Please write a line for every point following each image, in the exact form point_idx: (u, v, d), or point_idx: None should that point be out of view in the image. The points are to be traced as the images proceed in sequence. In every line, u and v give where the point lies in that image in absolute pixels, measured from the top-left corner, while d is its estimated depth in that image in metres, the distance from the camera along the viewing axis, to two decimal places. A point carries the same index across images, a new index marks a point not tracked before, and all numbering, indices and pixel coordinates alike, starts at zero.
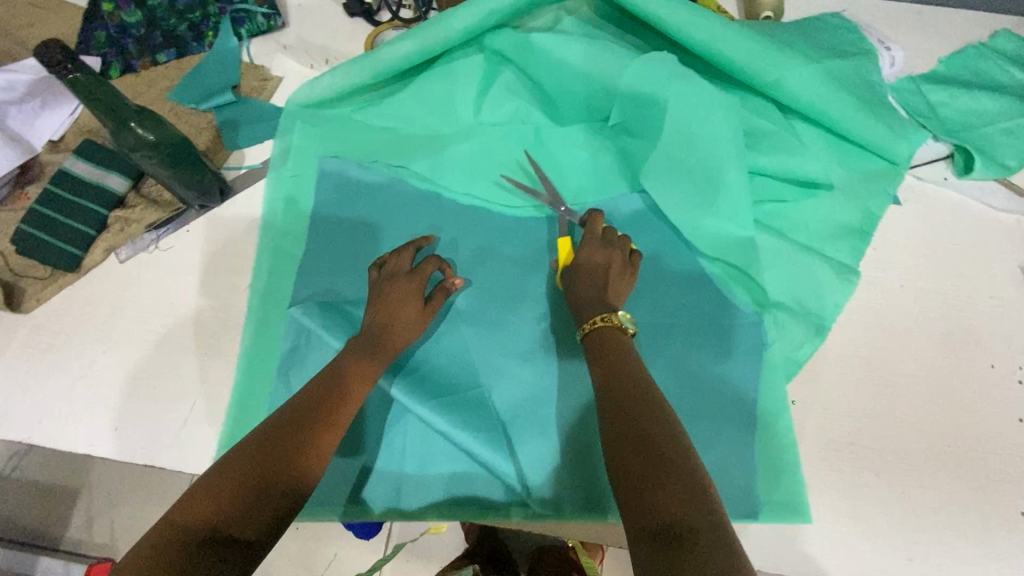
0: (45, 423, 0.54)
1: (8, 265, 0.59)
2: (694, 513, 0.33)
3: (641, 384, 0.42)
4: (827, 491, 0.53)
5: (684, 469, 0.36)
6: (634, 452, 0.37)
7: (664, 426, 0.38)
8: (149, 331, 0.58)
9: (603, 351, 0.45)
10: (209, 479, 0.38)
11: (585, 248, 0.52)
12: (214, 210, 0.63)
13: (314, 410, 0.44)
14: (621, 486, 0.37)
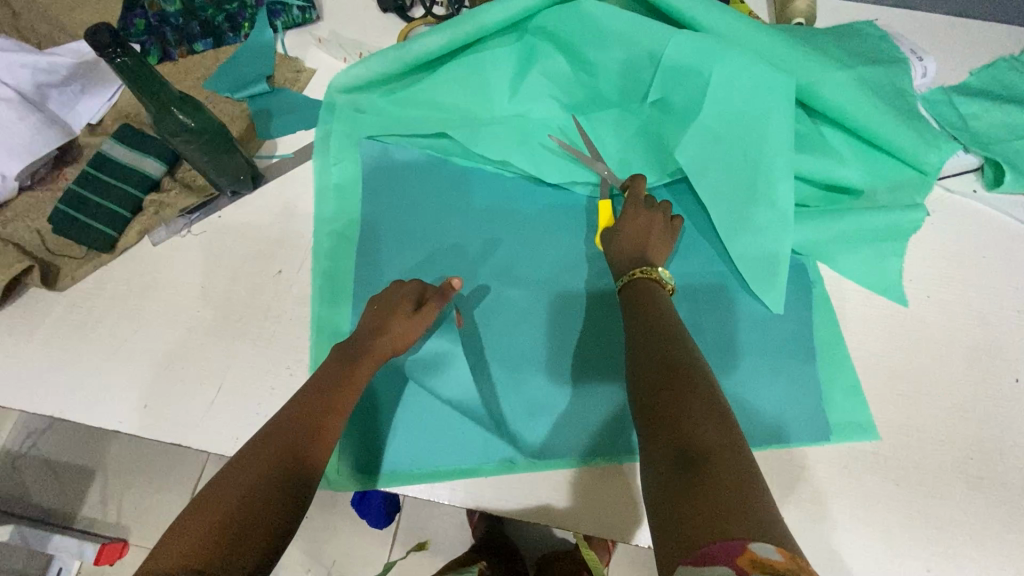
0: (74, 399, 0.56)
1: (44, 243, 0.61)
2: (713, 438, 0.37)
3: (668, 328, 0.46)
4: (848, 498, 0.52)
5: (703, 400, 0.39)
6: (660, 384, 0.41)
7: (686, 363, 0.42)
8: (180, 312, 0.59)
9: (639, 300, 0.50)
10: (192, 522, 0.38)
11: (629, 209, 0.56)
12: (247, 197, 0.64)
13: (302, 434, 0.45)
14: (647, 414, 0.41)
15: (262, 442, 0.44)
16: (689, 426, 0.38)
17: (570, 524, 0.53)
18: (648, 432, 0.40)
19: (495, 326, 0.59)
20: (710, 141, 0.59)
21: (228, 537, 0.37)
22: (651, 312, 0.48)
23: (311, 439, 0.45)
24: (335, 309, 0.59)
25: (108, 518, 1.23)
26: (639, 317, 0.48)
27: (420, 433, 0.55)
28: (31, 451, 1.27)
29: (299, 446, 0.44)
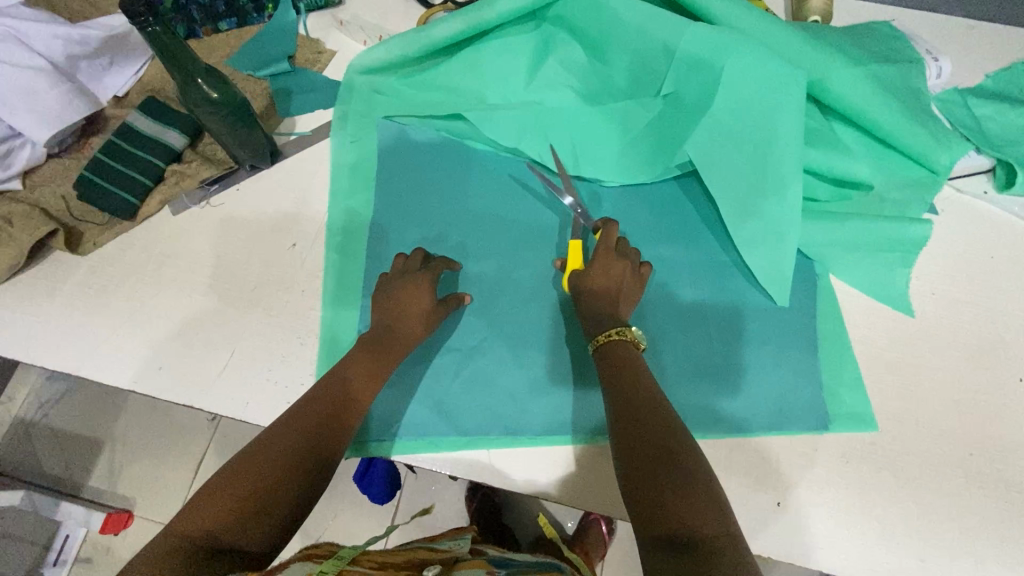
0: (93, 358, 0.57)
1: (68, 208, 0.62)
2: (711, 521, 0.40)
3: (657, 403, 0.48)
4: (846, 487, 0.53)
5: (698, 478, 0.43)
6: (654, 459, 0.44)
7: (678, 439, 0.45)
8: (196, 280, 0.60)
9: (616, 366, 0.50)
10: (215, 493, 0.43)
11: (599, 259, 0.56)
12: (264, 171, 0.65)
13: (319, 429, 0.48)
14: (645, 490, 0.43)
15: (282, 428, 0.48)
16: (688, 512, 0.40)
17: (568, 498, 0.54)
18: (648, 519, 0.41)
19: (502, 308, 0.60)
20: (720, 138, 0.59)
21: (246, 517, 0.43)
22: (631, 381, 0.49)
23: (327, 431, 0.48)
24: (347, 283, 0.60)
25: (114, 488, 1.26)
26: (624, 386, 0.49)
27: (425, 402, 0.56)
28: (42, 421, 1.30)
29: (313, 439, 0.48)
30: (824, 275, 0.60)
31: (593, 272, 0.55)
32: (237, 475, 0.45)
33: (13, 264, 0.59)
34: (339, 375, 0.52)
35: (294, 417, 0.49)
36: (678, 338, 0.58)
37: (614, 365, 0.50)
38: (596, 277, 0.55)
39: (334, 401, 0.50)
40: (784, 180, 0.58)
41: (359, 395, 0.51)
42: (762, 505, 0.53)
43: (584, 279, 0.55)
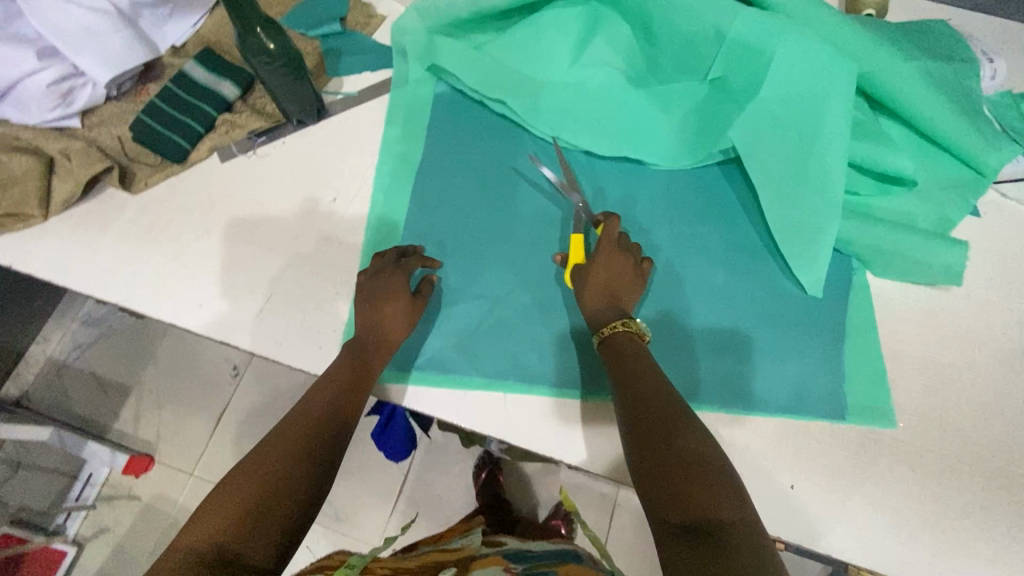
0: (138, 291, 0.60)
1: (123, 149, 0.65)
2: (728, 508, 0.41)
3: (660, 388, 0.49)
4: (862, 476, 0.53)
5: (711, 462, 0.44)
6: (668, 449, 0.45)
7: (688, 426, 0.47)
8: (239, 226, 0.63)
9: (619, 356, 0.51)
10: (221, 503, 0.45)
11: (602, 253, 0.56)
12: (311, 127, 0.67)
13: (315, 435, 0.50)
14: (661, 480, 0.44)
15: (278, 437, 0.50)
16: (705, 500, 0.42)
17: (583, 460, 0.56)
18: (660, 507, 0.43)
19: (532, 272, 0.61)
20: (765, 122, 0.59)
21: (248, 525, 0.44)
22: (635, 369, 0.50)
23: (323, 438, 0.51)
24: (384, 238, 0.62)
25: (138, 433, 1.31)
26: (628, 377, 0.50)
27: (452, 355, 0.58)
28: (75, 362, 1.35)
29: (309, 447, 0.50)
30: (861, 268, 0.60)
31: (596, 266, 0.55)
32: (235, 489, 0.46)
33: (70, 196, 0.61)
34: (333, 379, 0.54)
35: (291, 423, 0.51)
36: (707, 317, 0.59)
37: (617, 356, 0.52)
38: (597, 271, 0.55)
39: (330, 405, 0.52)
40: (829, 169, 0.57)
41: (356, 399, 0.54)
42: (775, 487, 0.54)
43: (587, 274, 0.55)
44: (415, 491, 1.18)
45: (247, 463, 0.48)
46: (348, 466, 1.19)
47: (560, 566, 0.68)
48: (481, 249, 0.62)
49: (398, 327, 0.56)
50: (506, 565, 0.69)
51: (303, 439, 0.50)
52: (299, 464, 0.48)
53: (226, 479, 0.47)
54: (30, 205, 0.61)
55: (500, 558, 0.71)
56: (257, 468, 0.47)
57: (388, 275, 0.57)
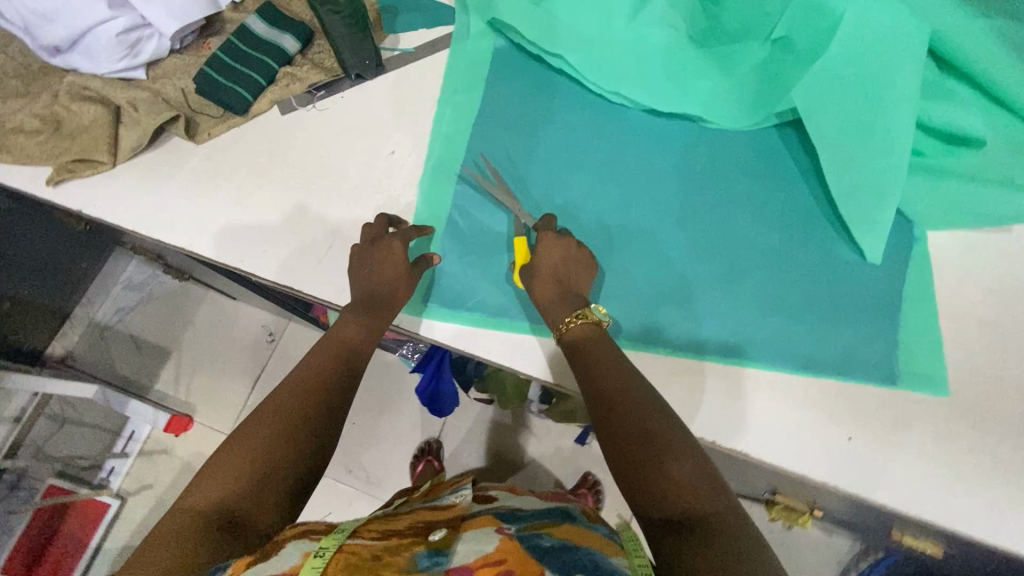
0: (205, 238, 0.62)
1: (186, 100, 0.66)
2: (706, 497, 0.46)
3: (625, 380, 0.52)
4: (920, 431, 0.54)
5: (683, 453, 0.48)
6: (643, 447, 0.49)
7: (660, 419, 0.50)
8: (300, 176, 0.64)
9: (584, 345, 0.54)
10: (221, 473, 0.49)
11: (543, 247, 0.57)
12: (368, 82, 0.68)
13: (307, 402, 0.53)
14: (643, 478, 0.48)
15: (277, 405, 0.53)
16: (686, 494, 0.46)
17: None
18: (646, 503, 0.47)
19: (590, 224, 0.63)
20: (830, 84, 0.58)
21: (251, 492, 0.49)
22: (597, 363, 0.52)
23: (323, 406, 0.54)
24: (442, 190, 0.64)
25: (178, 395, 1.35)
26: (595, 373, 0.52)
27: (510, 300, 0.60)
28: (118, 325, 1.40)
29: (309, 415, 0.53)
30: (922, 237, 0.59)
31: (543, 260, 0.57)
32: (238, 459, 0.50)
33: (138, 144, 0.63)
34: (331, 347, 0.57)
35: (288, 390, 0.54)
36: (759, 275, 0.60)
37: (581, 345, 0.54)
38: (545, 268, 0.57)
39: (329, 372, 0.56)
40: (892, 130, 0.56)
41: (350, 366, 0.57)
42: (834, 439, 0.54)
43: (536, 271, 0.57)
44: (449, 455, 1.21)
45: (246, 431, 0.51)
46: (383, 431, 1.23)
47: (554, 527, 0.56)
48: (535, 205, 0.63)
49: (398, 292, 0.58)
50: (498, 523, 0.58)
51: (300, 406, 0.53)
52: (300, 433, 0.52)
53: (228, 445, 0.51)
54: (100, 151, 0.63)
55: (490, 519, 0.60)
56: (258, 437, 0.51)
57: (385, 243, 0.58)
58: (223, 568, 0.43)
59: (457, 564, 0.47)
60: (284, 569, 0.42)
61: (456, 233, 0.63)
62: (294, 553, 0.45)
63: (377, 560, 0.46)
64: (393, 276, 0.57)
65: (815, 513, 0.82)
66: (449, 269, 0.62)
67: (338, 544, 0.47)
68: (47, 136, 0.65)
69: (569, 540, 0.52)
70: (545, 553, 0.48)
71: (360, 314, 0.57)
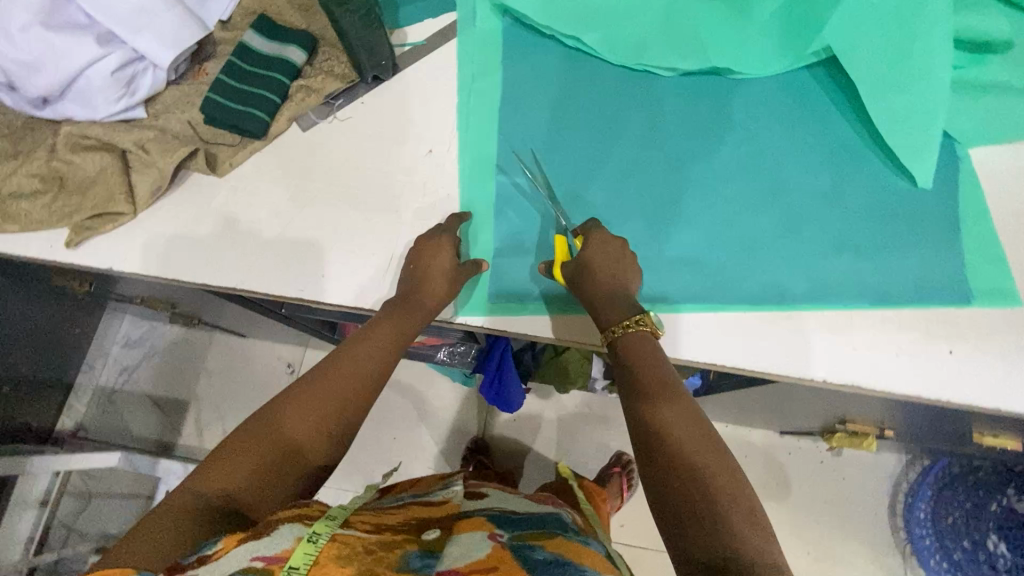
0: (255, 272, 0.59)
1: (197, 132, 0.62)
2: (752, 545, 0.41)
3: (683, 406, 0.50)
4: (1011, 331, 0.55)
5: (736, 494, 0.44)
6: (693, 474, 0.45)
7: (717, 453, 0.47)
8: (339, 191, 0.61)
9: (638, 356, 0.52)
10: (230, 456, 0.49)
11: (593, 247, 0.56)
12: (385, 83, 0.65)
13: (333, 410, 0.52)
14: (686, 507, 0.44)
15: (307, 402, 0.52)
16: (728, 534, 0.42)
17: (746, 360, 0.56)
18: (682, 538, 0.43)
19: (644, 190, 0.61)
20: (858, 15, 0.58)
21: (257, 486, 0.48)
22: (654, 384, 0.51)
23: (348, 415, 0.53)
24: (488, 180, 0.62)
25: (204, 445, 1.30)
26: (648, 391, 0.51)
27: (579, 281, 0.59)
28: (125, 386, 1.34)
29: (336, 422, 0.52)
30: (967, 155, 0.60)
31: (593, 254, 0.55)
32: (252, 450, 0.49)
33: (158, 187, 0.60)
34: (360, 347, 0.55)
35: (322, 387, 0.53)
36: (819, 215, 0.59)
37: (636, 357, 0.52)
38: (601, 266, 0.55)
39: (360, 373, 0.54)
40: (927, 50, 0.57)
41: (377, 376, 0.55)
42: (936, 354, 0.54)
43: (590, 269, 0.54)
44: (502, 449, 1.22)
45: (271, 420, 0.51)
46: (431, 437, 1.23)
47: (550, 538, 0.53)
48: (587, 180, 0.61)
49: (437, 289, 0.56)
50: (491, 528, 0.54)
51: (327, 408, 0.52)
52: (320, 437, 0.51)
53: (248, 430, 0.50)
54: (118, 202, 0.59)
55: (484, 521, 0.56)
56: (281, 430, 0.50)
57: (436, 237, 0.58)
58: (213, 545, 0.42)
59: (449, 568, 0.45)
60: (275, 552, 0.41)
61: (511, 220, 0.61)
62: (285, 537, 0.43)
63: (368, 554, 0.44)
64: (443, 273, 0.56)
65: (883, 433, 0.84)
66: (512, 260, 0.60)
67: (331, 533, 0.45)
68: (53, 195, 0.60)
69: (563, 553, 0.49)
70: (537, 570, 0.46)
71: (396, 313, 0.56)
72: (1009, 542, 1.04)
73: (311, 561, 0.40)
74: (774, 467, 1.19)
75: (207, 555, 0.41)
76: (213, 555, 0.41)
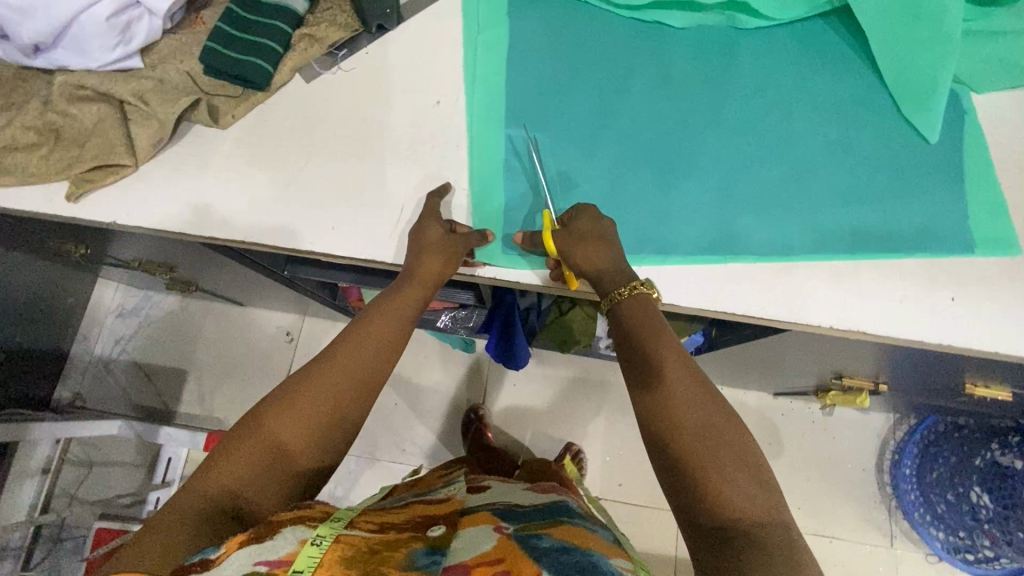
0: (262, 225, 0.59)
1: (196, 84, 0.61)
2: (759, 506, 0.43)
3: (687, 365, 0.49)
4: (1009, 279, 0.56)
5: (743, 453, 0.45)
6: (701, 437, 0.45)
7: (724, 414, 0.47)
8: (345, 144, 0.61)
9: (639, 318, 0.52)
10: (233, 453, 0.48)
11: (584, 220, 0.55)
12: (390, 33, 0.64)
13: (337, 393, 0.51)
14: (695, 472, 0.44)
15: (311, 392, 0.50)
16: (736, 496, 0.43)
17: (758, 308, 0.57)
18: (688, 504, 0.44)
19: (652, 143, 0.60)
20: None
21: (263, 480, 0.48)
22: (655, 345, 0.50)
23: (354, 401, 0.51)
24: (496, 133, 0.61)
25: (204, 412, 1.30)
26: (649, 357, 0.50)
27: None
28: (122, 356, 1.33)
29: (338, 416, 0.50)
30: (973, 107, 0.60)
31: (580, 223, 0.55)
32: (257, 446, 0.48)
33: (159, 138, 0.58)
34: (361, 332, 0.54)
35: (323, 375, 0.51)
36: (826, 168, 0.59)
37: (637, 319, 0.52)
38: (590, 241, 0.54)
39: (361, 355, 0.52)
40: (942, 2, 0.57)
41: (386, 355, 0.54)
42: (936, 302, 0.56)
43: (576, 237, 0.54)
44: (501, 413, 1.24)
45: (268, 417, 0.49)
46: (432, 401, 1.25)
47: (554, 527, 0.49)
48: (596, 132, 0.61)
49: (435, 266, 0.55)
50: (495, 521, 0.51)
51: (327, 401, 0.50)
52: (322, 427, 0.50)
53: (250, 423, 0.49)
54: (119, 154, 0.58)
55: (489, 515, 0.53)
56: (282, 427, 0.49)
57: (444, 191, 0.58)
58: (216, 549, 0.41)
59: (456, 562, 0.42)
60: (279, 556, 0.39)
61: (520, 172, 0.60)
62: (289, 540, 0.41)
63: (374, 555, 0.41)
64: (442, 243, 0.55)
65: (877, 388, 0.86)
66: (522, 214, 0.60)
67: (336, 534, 0.42)
68: (49, 148, 0.58)
69: (569, 541, 0.46)
70: (542, 559, 0.42)
71: (397, 292, 0.56)
72: (992, 493, 1.05)
73: (315, 565, 0.38)
74: (768, 427, 1.23)
75: (210, 559, 0.40)
76: (217, 559, 0.40)
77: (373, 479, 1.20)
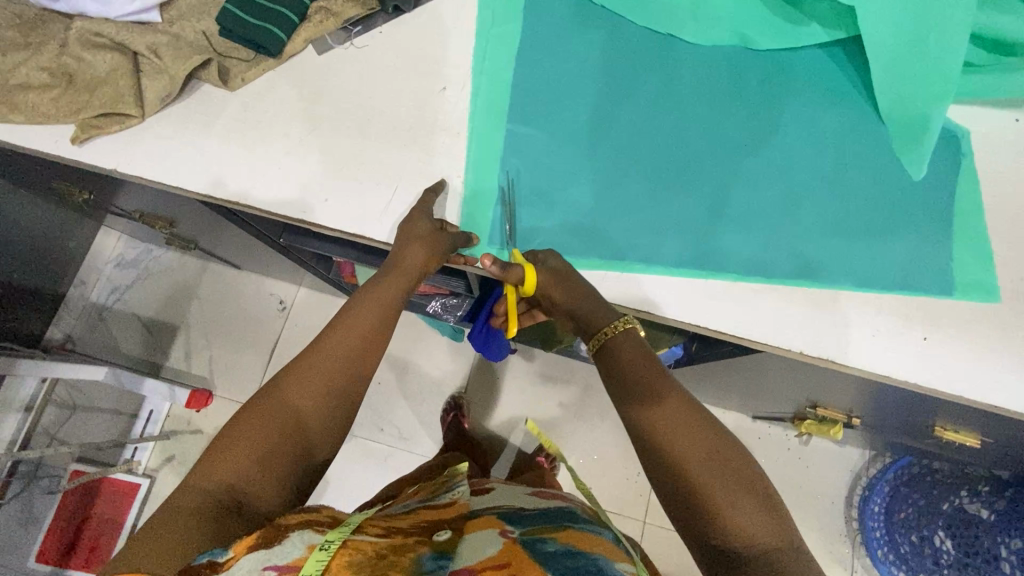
0: (259, 189, 0.60)
1: (211, 44, 0.62)
2: (773, 534, 0.44)
3: (684, 398, 0.50)
4: (986, 325, 0.57)
5: (753, 481, 0.46)
6: (710, 469, 0.46)
7: (730, 444, 0.47)
8: (349, 119, 0.62)
9: (634, 351, 0.53)
10: (227, 450, 0.47)
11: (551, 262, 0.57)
12: (405, 15, 0.64)
13: (326, 380, 0.51)
14: (707, 505, 0.45)
15: (302, 382, 0.51)
16: (751, 525, 0.44)
17: (730, 326, 0.57)
18: (701, 536, 0.45)
19: (647, 153, 0.61)
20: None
21: (257, 471, 0.47)
22: (652, 379, 0.51)
23: (341, 387, 0.52)
24: (496, 126, 0.62)
25: (191, 369, 1.32)
26: (647, 391, 0.50)
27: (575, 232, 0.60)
28: (117, 304, 1.35)
29: (329, 403, 0.51)
30: (971, 150, 0.61)
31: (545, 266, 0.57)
32: (249, 438, 0.48)
33: (168, 93, 0.59)
34: (351, 323, 0.55)
35: (313, 365, 0.52)
36: (818, 196, 0.60)
37: (633, 354, 0.53)
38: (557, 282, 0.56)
39: (350, 343, 0.53)
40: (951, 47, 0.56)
41: (374, 344, 0.55)
42: (911, 340, 0.56)
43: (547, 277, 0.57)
44: (481, 405, 1.25)
45: (259, 408, 0.49)
46: (415, 384, 1.26)
47: (561, 531, 0.50)
48: (593, 136, 0.62)
49: (418, 259, 0.56)
50: (501, 526, 0.52)
51: (316, 388, 0.51)
52: (312, 415, 0.50)
53: (242, 419, 0.49)
54: (127, 104, 0.59)
55: (496, 521, 0.54)
56: (275, 417, 0.49)
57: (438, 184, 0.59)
58: (224, 551, 0.41)
59: (462, 567, 0.43)
60: (287, 562, 0.39)
61: (515, 167, 0.61)
62: (296, 545, 0.41)
63: (382, 560, 0.42)
64: (427, 238, 0.56)
65: (850, 421, 0.87)
66: (512, 209, 0.60)
67: (344, 538, 0.43)
68: (60, 91, 0.59)
69: (574, 546, 0.47)
70: (549, 565, 0.43)
71: (386, 285, 0.57)
72: (956, 539, 1.06)
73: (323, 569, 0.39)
74: None
75: (219, 562, 0.39)
76: (226, 563, 0.40)
77: (348, 455, 1.22)
